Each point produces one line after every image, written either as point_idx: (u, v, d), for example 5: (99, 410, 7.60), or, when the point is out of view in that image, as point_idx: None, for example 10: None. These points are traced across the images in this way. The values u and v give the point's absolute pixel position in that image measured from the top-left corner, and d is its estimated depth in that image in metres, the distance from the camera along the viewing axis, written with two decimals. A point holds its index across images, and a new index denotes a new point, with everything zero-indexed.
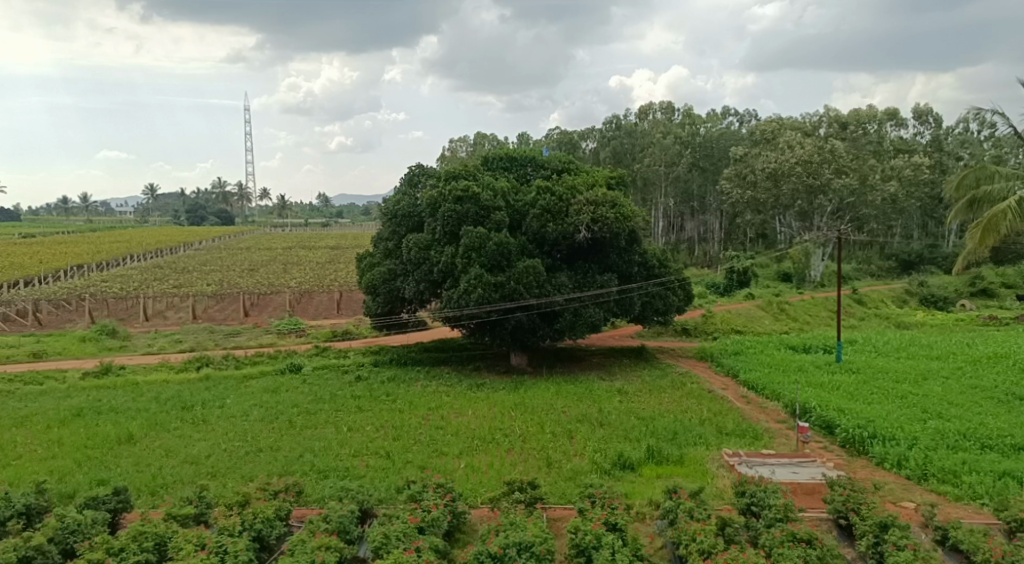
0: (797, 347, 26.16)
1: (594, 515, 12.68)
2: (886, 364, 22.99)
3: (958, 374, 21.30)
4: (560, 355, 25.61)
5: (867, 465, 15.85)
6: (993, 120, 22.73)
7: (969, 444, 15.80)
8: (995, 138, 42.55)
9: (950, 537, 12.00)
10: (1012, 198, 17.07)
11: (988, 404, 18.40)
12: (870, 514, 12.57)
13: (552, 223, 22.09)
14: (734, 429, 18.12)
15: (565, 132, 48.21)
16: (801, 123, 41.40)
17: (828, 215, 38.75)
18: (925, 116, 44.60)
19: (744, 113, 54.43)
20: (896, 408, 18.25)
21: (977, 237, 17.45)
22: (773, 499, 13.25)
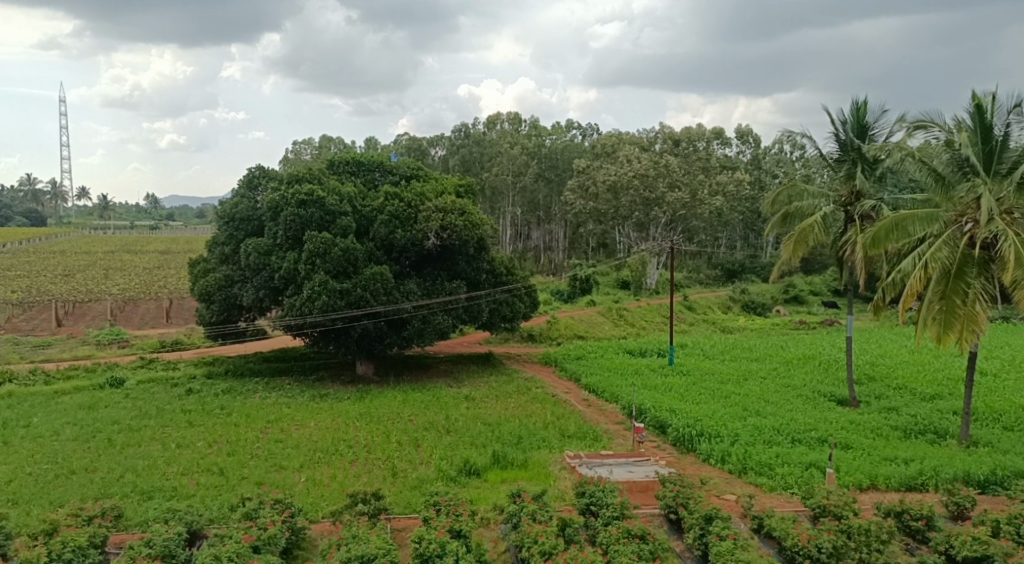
0: (633, 351, 27.41)
1: (438, 523, 12.73)
2: (712, 366, 24.56)
3: (774, 374, 23.12)
4: (406, 363, 25.50)
5: (695, 462, 16.84)
6: (802, 142, 24.80)
7: (782, 438, 17.15)
8: (806, 159, 46.56)
9: (765, 525, 12.96)
10: (819, 215, 18.68)
11: (798, 401, 20.07)
12: (697, 508, 13.36)
13: (400, 229, 21.97)
14: (575, 431, 18.73)
15: (413, 138, 48.10)
16: (638, 138, 43.50)
17: (663, 226, 40.90)
18: (746, 137, 47.95)
19: (586, 126, 56.50)
20: (720, 407, 19.53)
21: (789, 249, 18.92)
22: (611, 498, 13.83)
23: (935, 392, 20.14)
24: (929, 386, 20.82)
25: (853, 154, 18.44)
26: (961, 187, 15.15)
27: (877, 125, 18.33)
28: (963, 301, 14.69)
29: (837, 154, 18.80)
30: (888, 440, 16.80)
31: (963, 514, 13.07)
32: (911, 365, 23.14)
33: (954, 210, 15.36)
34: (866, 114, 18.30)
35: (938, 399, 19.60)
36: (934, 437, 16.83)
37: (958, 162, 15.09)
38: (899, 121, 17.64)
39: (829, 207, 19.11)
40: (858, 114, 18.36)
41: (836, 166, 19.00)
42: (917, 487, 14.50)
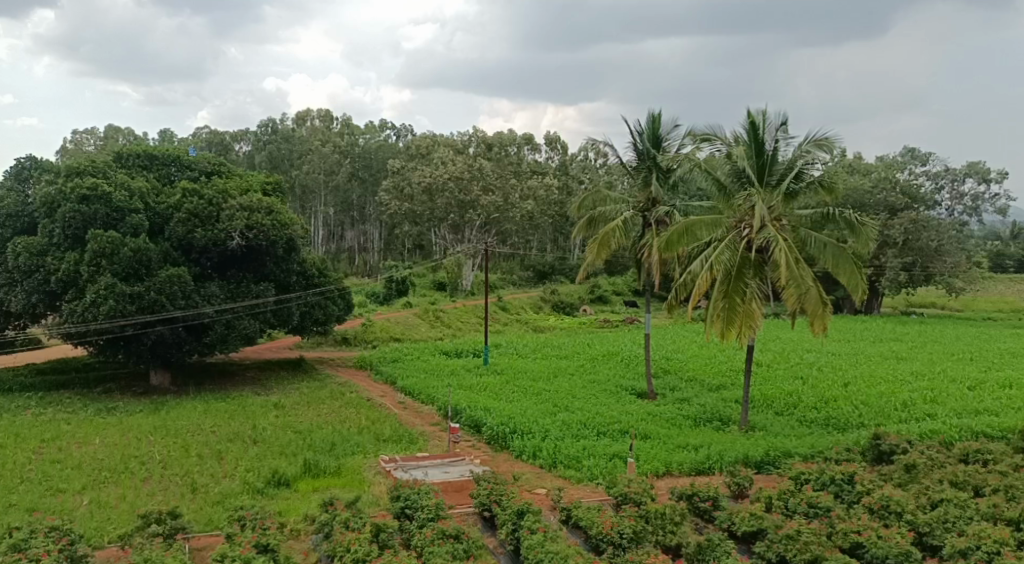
0: (448, 352, 27.58)
1: (243, 539, 12.15)
2: (524, 364, 25.25)
3: (581, 370, 24.14)
4: (208, 370, 24.12)
5: (508, 459, 17.21)
6: (606, 149, 26.16)
7: (588, 431, 17.92)
8: (609, 166, 49.09)
9: (573, 515, 13.44)
10: (621, 218, 19.71)
11: (603, 395, 21.08)
12: (509, 504, 13.65)
13: (200, 228, 20.73)
14: (391, 435, 18.54)
15: (215, 132, 45.68)
16: (453, 140, 43.93)
17: (477, 229, 41.53)
18: (555, 144, 49.90)
19: (400, 126, 56.29)
20: (531, 404, 20.10)
21: (594, 251, 19.77)
22: (425, 500, 13.81)
23: (721, 382, 21.91)
24: (716, 377, 22.60)
25: (649, 163, 19.63)
26: (739, 195, 16.56)
27: (669, 136, 19.61)
28: (742, 299, 16.04)
29: (635, 163, 19.93)
30: (680, 428, 18.01)
31: (744, 493, 14.26)
32: (702, 359, 24.98)
33: (734, 216, 16.73)
34: (659, 125, 19.52)
35: (723, 389, 21.29)
36: (720, 424, 18.26)
37: (737, 173, 16.52)
38: (688, 133, 18.99)
39: (629, 211, 20.20)
40: (653, 125, 19.57)
41: (634, 173, 20.14)
42: (705, 471, 15.65)
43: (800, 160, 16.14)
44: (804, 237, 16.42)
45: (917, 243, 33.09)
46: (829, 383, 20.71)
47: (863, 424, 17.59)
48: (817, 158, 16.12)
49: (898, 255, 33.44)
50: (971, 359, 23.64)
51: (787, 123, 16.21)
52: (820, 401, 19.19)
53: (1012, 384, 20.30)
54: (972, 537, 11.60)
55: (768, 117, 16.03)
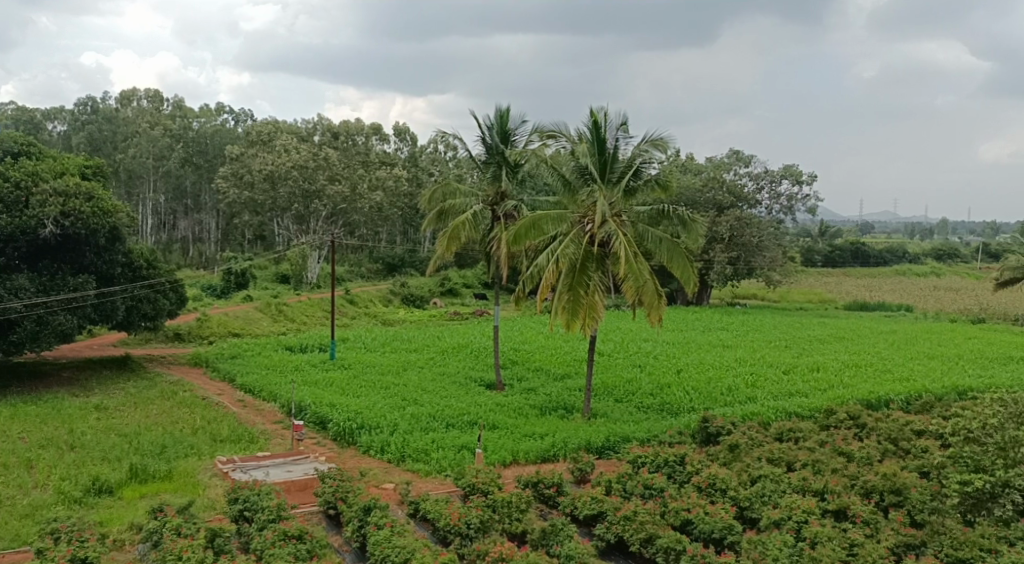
0: (292, 347, 26.64)
1: (57, 553, 11.17)
2: (372, 358, 24.80)
3: (430, 363, 24.02)
4: (18, 372, 22.01)
5: (355, 454, 16.83)
6: (454, 142, 26.27)
7: (437, 424, 17.82)
8: (457, 160, 49.16)
9: (420, 508, 13.33)
10: (470, 212, 19.72)
11: (451, 387, 21.05)
12: (356, 501, 13.32)
13: (6, 215, 18.88)
14: (229, 434, 17.67)
15: (24, 110, 41.88)
16: (296, 128, 42.48)
17: (323, 220, 40.42)
18: (403, 134, 49.39)
19: (239, 111, 53.84)
20: (379, 399, 19.76)
21: (444, 244, 19.65)
22: (266, 501, 13.25)
23: (565, 372, 22.47)
24: (561, 367, 23.16)
25: (498, 158, 19.74)
26: (583, 192, 16.94)
27: (517, 131, 19.79)
28: (586, 292, 16.46)
29: (484, 157, 19.98)
30: (527, 418, 18.28)
31: (586, 477, 14.67)
32: (548, 350, 25.52)
33: (577, 212, 17.11)
34: (507, 121, 19.65)
35: (567, 378, 21.84)
36: (564, 412, 18.69)
37: (580, 170, 16.92)
38: (534, 130, 19.25)
39: (478, 205, 20.23)
40: (501, 120, 19.67)
41: (483, 168, 20.18)
42: (549, 458, 15.97)
43: (638, 159, 16.75)
44: (642, 233, 17.05)
45: (741, 238, 35.38)
46: (664, 371, 21.73)
47: (694, 408, 18.56)
48: (653, 157, 16.81)
49: (724, 250, 35.61)
50: (787, 346, 25.55)
51: (626, 122, 16.77)
52: (656, 387, 20.09)
53: (820, 368, 22.15)
54: (785, 508, 12.51)
55: (609, 116, 16.52)
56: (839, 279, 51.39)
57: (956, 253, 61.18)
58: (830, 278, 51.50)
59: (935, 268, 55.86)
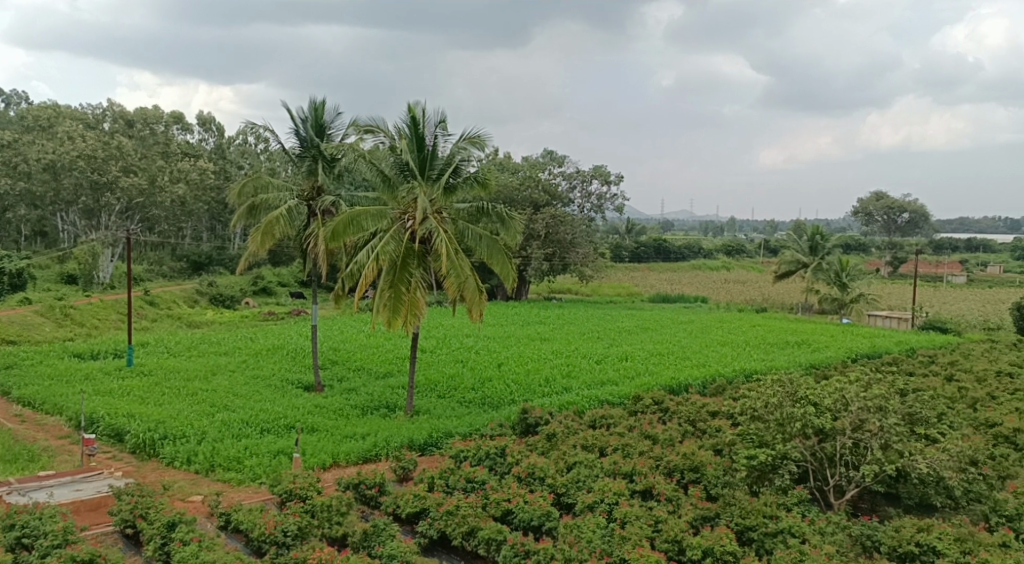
0: (82, 354, 24.20)
1: None
2: (176, 363, 23.01)
3: (242, 366, 22.63)
4: None
5: (157, 467, 15.46)
6: (262, 132, 24.91)
7: (251, 430, 16.75)
8: (269, 152, 46.99)
9: (232, 520, 12.39)
10: (283, 207, 18.67)
11: (265, 391, 19.92)
12: (157, 517, 12.17)
13: None
14: (3, 454, 15.67)
15: None
16: (81, 114, 38.78)
17: (116, 215, 37.19)
18: (209, 124, 46.53)
19: (13, 94, 48.49)
20: (185, 406, 18.32)
21: (256, 241, 18.45)
22: (50, 525, 11.79)
23: (387, 370, 21.95)
24: (382, 365, 22.61)
25: (313, 151, 18.82)
26: (402, 188, 16.50)
27: (332, 125, 18.99)
28: (407, 289, 16.07)
29: (298, 151, 18.99)
30: (347, 419, 17.61)
31: (408, 476, 14.25)
32: (368, 348, 24.85)
33: (397, 208, 16.59)
34: (323, 113, 18.82)
35: (389, 377, 21.34)
36: (386, 411, 18.19)
37: (400, 166, 16.49)
38: (351, 123, 18.57)
39: (293, 200, 19.22)
40: (316, 112, 18.78)
41: (297, 161, 19.19)
42: (371, 458, 15.43)
43: (457, 156, 16.59)
44: (462, 230, 16.84)
45: (556, 235, 36.37)
46: (485, 365, 21.79)
47: (514, 400, 18.70)
48: (471, 155, 16.70)
49: (540, 246, 36.39)
50: (599, 338, 26.49)
51: (444, 119, 16.56)
52: (478, 382, 20.06)
53: (629, 357, 23.12)
54: (598, 492, 12.84)
55: (427, 112, 16.22)
56: (644, 273, 54.07)
57: (742, 248, 66.22)
58: (635, 273, 54.12)
59: (725, 262, 60.19)
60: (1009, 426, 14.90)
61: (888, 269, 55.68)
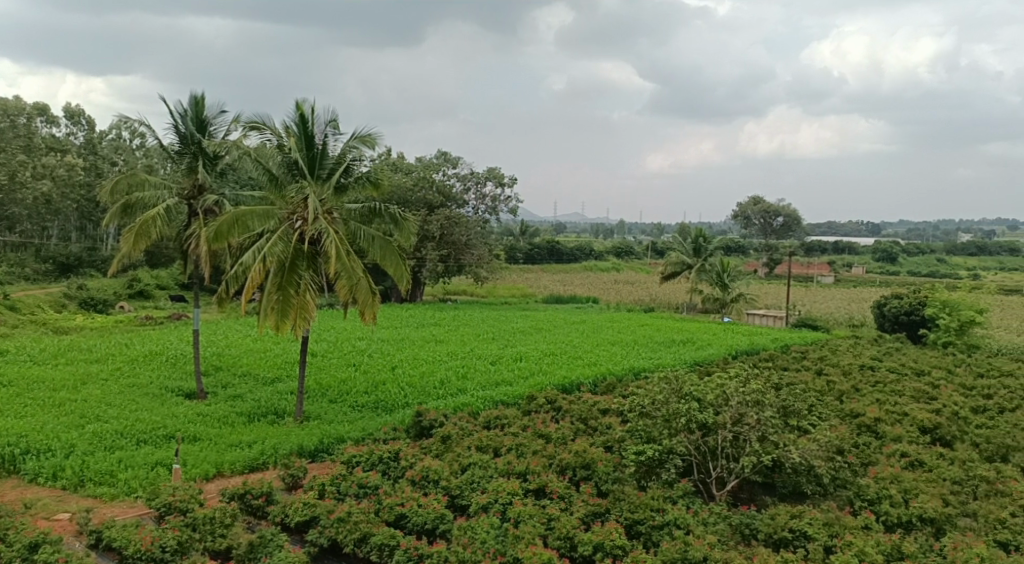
0: None
1: None
2: (41, 373, 21.55)
3: (116, 375, 21.42)
4: None
5: (19, 485, 14.42)
6: (136, 127, 23.69)
7: (125, 441, 15.86)
8: (145, 148, 44.75)
9: (103, 537, 11.68)
10: (160, 206, 17.80)
11: (142, 399, 18.92)
12: (17, 539, 11.33)
13: None
14: None
15: None
16: None
17: None
18: (77, 117, 43.96)
19: None
20: (51, 418, 17.17)
21: (130, 241, 17.51)
22: None
23: (275, 375, 21.27)
24: (270, 370, 21.90)
25: (193, 148, 18.03)
26: (291, 187, 16.03)
27: (214, 121, 18.24)
28: (296, 292, 15.60)
29: (177, 147, 18.13)
30: (232, 427, 16.94)
31: (297, 484, 13.81)
32: (256, 353, 24.02)
33: (286, 209, 16.08)
34: (204, 109, 18.06)
35: (278, 382, 20.69)
36: (274, 417, 17.61)
37: (288, 164, 16.01)
38: (234, 119, 17.87)
39: (171, 198, 18.35)
40: (196, 107, 18.00)
41: (176, 158, 18.32)
42: (258, 467, 14.90)
43: (349, 156, 16.23)
44: (354, 231, 16.49)
45: (450, 237, 36.28)
46: (378, 368, 21.45)
47: (408, 403, 18.49)
48: (362, 154, 16.39)
49: (435, 248, 36.17)
50: (493, 338, 26.58)
51: (334, 118, 16.19)
52: (371, 385, 19.72)
53: (523, 357, 23.28)
54: (492, 492, 12.84)
55: (316, 110, 15.81)
56: (537, 274, 54.60)
57: (632, 250, 67.92)
58: (529, 274, 54.57)
59: (615, 263, 61.59)
60: (871, 416, 15.89)
61: (765, 269, 58.42)
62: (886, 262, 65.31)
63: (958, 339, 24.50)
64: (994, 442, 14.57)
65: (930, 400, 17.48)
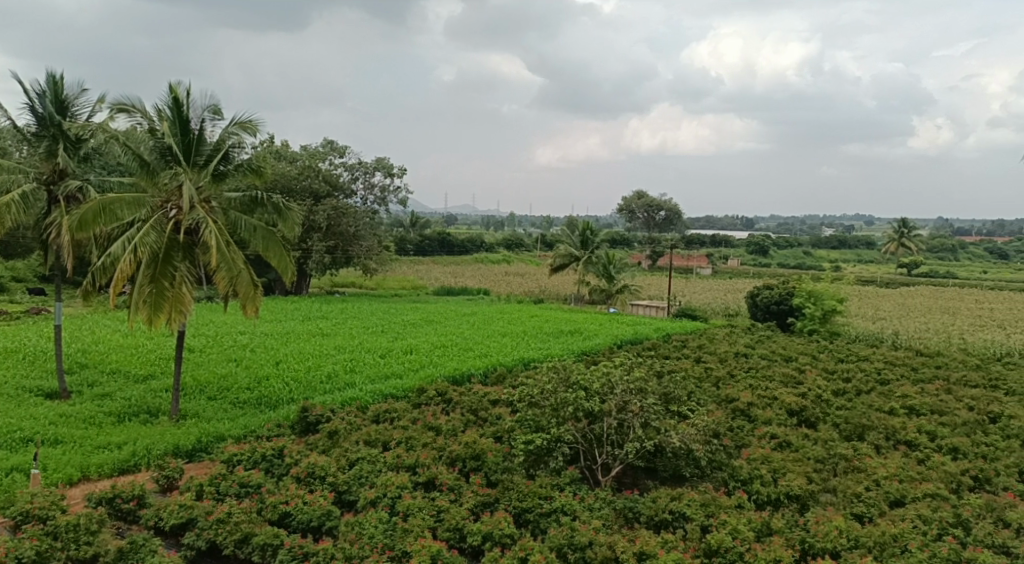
0: None
1: None
2: None
3: None
4: None
5: None
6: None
7: None
8: None
9: None
10: (15, 191, 16.60)
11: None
12: None
13: None
14: None
15: None
16: None
17: None
18: None
19: None
20: None
21: None
22: None
23: (147, 372, 20.26)
24: (143, 367, 20.83)
25: (53, 130, 16.88)
26: (164, 174, 15.27)
27: (76, 102, 17.14)
28: (171, 284, 14.90)
29: (34, 129, 16.94)
30: (100, 428, 16.04)
31: (173, 485, 13.23)
32: (126, 349, 22.81)
33: (159, 197, 15.33)
34: (64, 89, 16.95)
35: (151, 380, 19.72)
36: (147, 417, 16.80)
37: (161, 150, 15.24)
38: (99, 100, 16.83)
39: (28, 184, 17.14)
40: (56, 87, 16.86)
41: (33, 142, 17.11)
42: (129, 469, 14.18)
43: (228, 142, 15.62)
44: (234, 221, 15.88)
45: (338, 228, 35.54)
46: (261, 363, 20.78)
47: (293, 398, 18.03)
48: (242, 141, 15.80)
49: (321, 239, 35.34)
50: (382, 331, 26.26)
51: (212, 102, 15.54)
52: (253, 381, 19.11)
53: (412, 350, 23.10)
54: (380, 487, 12.71)
55: (191, 93, 15.12)
56: (427, 266, 54.23)
57: (521, 242, 68.50)
58: (419, 266, 54.16)
59: (505, 255, 62.00)
60: (744, 400, 16.68)
61: (648, 261, 60.27)
62: (758, 255, 68.55)
63: (822, 327, 26.16)
64: (852, 422, 15.56)
65: (798, 384, 18.52)
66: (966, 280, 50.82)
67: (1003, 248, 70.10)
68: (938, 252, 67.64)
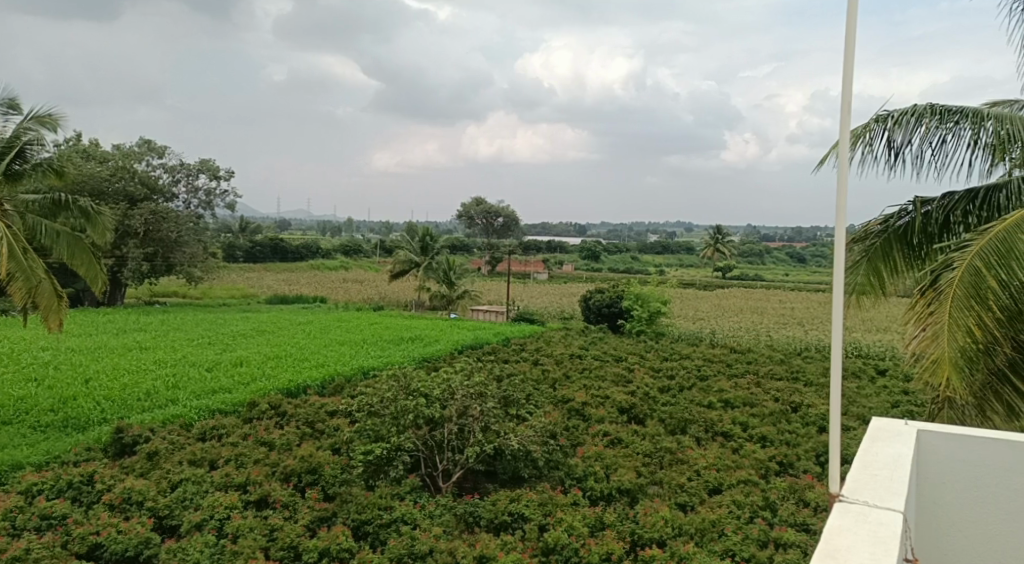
0: None
1: None
2: None
3: None
4: None
5: None
6: None
7: None
8: None
9: None
10: None
11: None
12: None
13: None
14: None
15: None
16: None
17: None
18: None
19: None
20: None
21: None
22: None
23: None
24: None
25: None
26: None
27: None
28: None
29: None
30: None
31: None
32: None
33: None
34: None
35: None
36: None
37: None
38: None
39: None
40: None
41: None
42: None
43: (24, 137, 14.02)
44: (34, 225, 14.39)
45: (157, 233, 33.32)
46: (67, 382, 19.02)
47: (106, 418, 16.63)
48: (40, 137, 14.20)
49: (139, 245, 32.97)
50: (208, 343, 24.86)
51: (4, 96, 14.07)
52: (58, 402, 17.46)
53: (242, 362, 22.00)
54: (206, 509, 11.94)
55: None
56: (259, 274, 52.15)
57: (359, 248, 67.36)
58: (250, 274, 51.90)
59: (343, 261, 60.82)
60: (578, 401, 17.16)
61: (488, 267, 61.07)
62: (590, 261, 71.13)
63: (648, 327, 27.43)
64: (675, 417, 16.38)
65: (628, 382, 19.29)
66: (774, 282, 55.26)
67: (802, 252, 76.75)
68: (749, 256, 73.20)
